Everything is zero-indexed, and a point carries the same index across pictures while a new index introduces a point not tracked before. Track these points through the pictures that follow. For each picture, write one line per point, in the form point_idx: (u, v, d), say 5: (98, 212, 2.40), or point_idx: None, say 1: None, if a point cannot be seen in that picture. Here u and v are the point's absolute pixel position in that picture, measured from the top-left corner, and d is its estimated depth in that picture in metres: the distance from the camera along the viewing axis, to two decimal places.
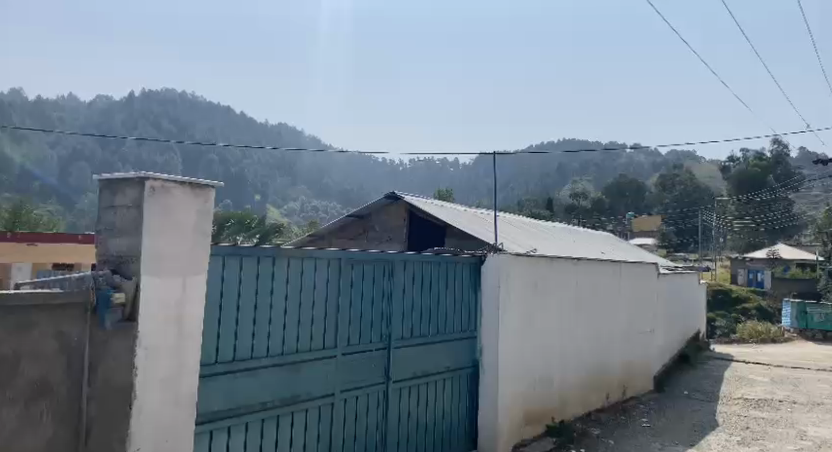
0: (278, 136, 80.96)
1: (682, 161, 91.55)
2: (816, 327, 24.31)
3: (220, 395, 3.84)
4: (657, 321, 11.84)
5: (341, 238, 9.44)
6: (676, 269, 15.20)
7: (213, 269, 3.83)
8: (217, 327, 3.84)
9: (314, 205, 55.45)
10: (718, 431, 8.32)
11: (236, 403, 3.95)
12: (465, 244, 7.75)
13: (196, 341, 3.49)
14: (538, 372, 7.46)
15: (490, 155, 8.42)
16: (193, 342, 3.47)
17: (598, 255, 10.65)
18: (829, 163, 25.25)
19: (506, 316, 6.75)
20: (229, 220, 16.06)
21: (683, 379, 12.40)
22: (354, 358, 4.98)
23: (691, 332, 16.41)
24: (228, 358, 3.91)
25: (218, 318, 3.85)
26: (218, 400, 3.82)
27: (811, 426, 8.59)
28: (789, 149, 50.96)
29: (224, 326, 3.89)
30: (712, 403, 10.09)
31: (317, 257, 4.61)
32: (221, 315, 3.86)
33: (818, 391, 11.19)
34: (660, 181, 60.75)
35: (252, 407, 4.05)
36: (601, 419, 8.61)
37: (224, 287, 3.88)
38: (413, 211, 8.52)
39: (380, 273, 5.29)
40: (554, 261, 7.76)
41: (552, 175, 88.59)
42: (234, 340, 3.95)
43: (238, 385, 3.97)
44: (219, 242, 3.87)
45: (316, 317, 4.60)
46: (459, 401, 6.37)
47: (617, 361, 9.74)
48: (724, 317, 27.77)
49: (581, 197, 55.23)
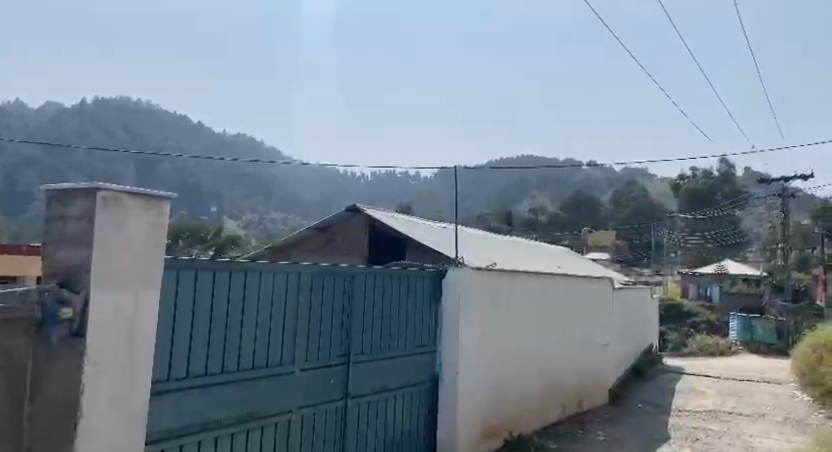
0: (236, 147, 79.64)
1: (636, 178, 94.04)
2: (760, 340, 25.20)
3: (172, 412, 3.69)
4: (612, 334, 12.02)
5: (302, 250, 9.31)
6: (629, 284, 15.52)
7: (166, 283, 3.68)
8: (170, 345, 3.69)
9: (273, 218, 54.71)
10: (670, 442, 8.46)
11: (189, 421, 3.80)
12: (427, 258, 7.71)
13: (148, 358, 3.36)
14: (498, 385, 7.51)
15: (451, 168, 8.40)
16: (145, 359, 3.34)
17: (555, 269, 10.77)
18: (772, 182, 26.25)
19: (466, 329, 6.75)
20: (184, 232, 15.57)
21: (636, 392, 12.59)
22: (312, 374, 4.88)
23: (644, 346, 16.72)
24: (182, 374, 3.77)
25: (172, 334, 3.71)
26: (170, 418, 3.67)
27: (757, 437, 8.79)
28: (736, 168, 52.66)
29: (179, 342, 3.75)
30: (662, 415, 10.27)
31: (277, 270, 4.51)
32: (174, 330, 3.71)
33: (763, 402, 11.53)
34: (615, 198, 62.15)
35: (205, 425, 3.92)
36: (558, 432, 8.66)
37: (177, 303, 3.73)
38: (375, 224, 8.47)
39: (341, 287, 5.20)
40: (513, 274, 7.81)
41: (511, 190, 89.63)
42: (188, 357, 3.80)
43: (191, 402, 3.82)
44: (172, 254, 3.72)
45: (274, 334, 4.49)
46: (418, 416, 6.30)
47: (573, 373, 9.85)
48: (676, 331, 28.45)
49: (539, 212, 56.08)
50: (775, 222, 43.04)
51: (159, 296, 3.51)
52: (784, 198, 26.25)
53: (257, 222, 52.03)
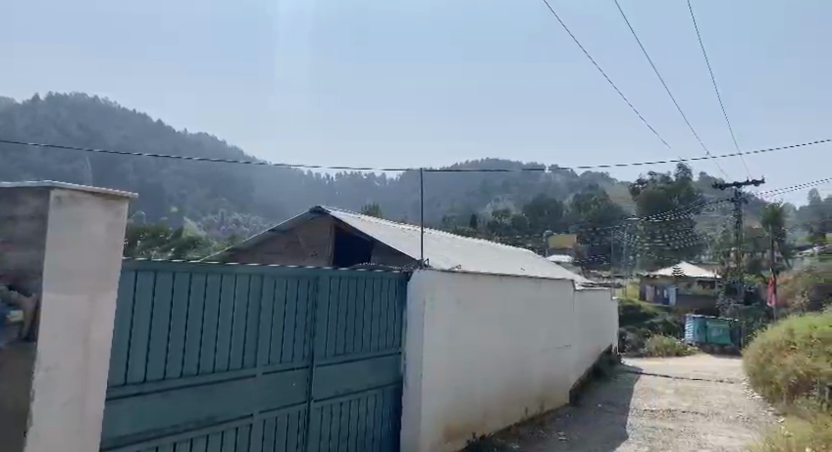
0: (198, 145, 78.05)
1: (596, 182, 95.66)
2: (715, 341, 25.81)
3: (128, 419, 3.56)
4: (573, 335, 12.16)
5: (267, 253, 9.22)
6: (590, 285, 15.76)
7: (124, 283, 3.55)
8: (126, 349, 3.56)
9: (235, 218, 53.87)
10: (629, 441, 8.57)
11: (146, 427, 3.68)
12: (391, 260, 7.68)
13: (103, 360, 3.22)
14: (462, 386, 7.51)
15: (417, 170, 8.37)
16: (99, 362, 3.21)
17: (519, 271, 10.85)
18: (727, 186, 26.98)
19: (431, 330, 6.74)
20: (143, 232, 15.16)
21: (596, 392, 12.80)
22: (275, 377, 4.78)
23: (603, 347, 17.01)
24: (138, 378, 3.64)
25: (128, 338, 3.57)
26: (125, 424, 3.54)
27: (711, 434, 9.01)
28: (692, 174, 53.86)
29: (136, 347, 3.62)
30: (622, 415, 10.44)
31: (239, 271, 4.41)
32: (131, 333, 3.59)
33: (717, 401, 11.78)
34: (576, 202, 63.14)
35: (163, 431, 3.79)
36: (520, 433, 8.70)
37: (135, 303, 3.61)
38: (340, 226, 8.39)
39: (305, 288, 5.11)
40: (478, 276, 7.84)
41: (475, 193, 90.21)
42: (145, 361, 3.68)
43: (148, 407, 3.69)
44: (131, 255, 3.59)
45: (236, 337, 4.39)
46: (381, 418, 6.24)
47: (536, 374, 9.92)
48: (634, 332, 29.04)
49: (503, 215, 56.51)
50: (728, 226, 44.29)
51: (116, 296, 3.39)
52: (736, 203, 27.00)
53: (219, 222, 51.04)
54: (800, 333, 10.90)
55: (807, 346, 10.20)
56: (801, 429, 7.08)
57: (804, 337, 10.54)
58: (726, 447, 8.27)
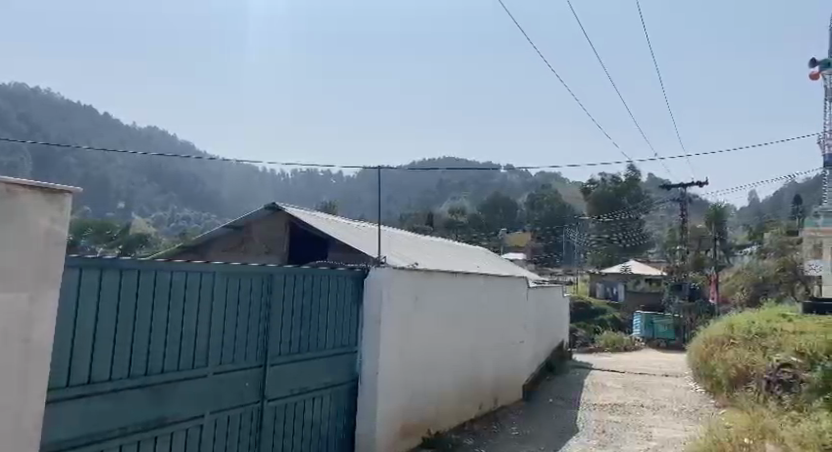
0: (147, 140, 75.36)
1: (550, 182, 97.35)
2: (661, 336, 26.67)
3: (72, 420, 3.44)
4: (526, 333, 12.31)
5: (220, 251, 9.05)
6: (542, 282, 15.99)
7: (68, 281, 3.41)
8: (69, 349, 3.42)
9: (186, 215, 52.24)
10: (579, 436, 8.71)
11: (90, 429, 3.55)
12: (347, 257, 7.61)
13: (44, 359, 3.08)
14: (417, 383, 7.50)
15: (374, 167, 8.31)
16: (40, 361, 3.06)
17: (474, 269, 10.93)
18: (675, 187, 27.75)
19: (387, 328, 6.70)
20: (87, 228, 14.57)
21: (547, 387, 13.01)
22: (226, 377, 4.67)
23: (556, 343, 17.27)
24: (82, 379, 3.50)
25: (72, 339, 3.44)
26: (68, 426, 3.41)
27: (657, 427, 9.25)
28: (640, 174, 54.94)
29: (80, 346, 3.48)
30: (572, 409, 10.63)
31: (191, 269, 4.28)
32: (75, 334, 3.45)
33: (662, 394, 12.11)
34: (531, 201, 63.91)
35: (108, 433, 3.66)
36: (474, 430, 8.75)
37: (79, 302, 3.47)
38: (294, 223, 8.27)
39: (259, 286, 5.01)
40: (434, 274, 7.83)
41: (432, 192, 90.32)
42: (90, 361, 3.53)
43: (92, 409, 3.57)
44: (75, 252, 3.46)
45: (187, 336, 4.27)
46: (336, 417, 6.17)
47: (490, 370, 9.99)
48: (585, 328, 29.67)
49: (459, 213, 56.80)
50: (675, 225, 45.55)
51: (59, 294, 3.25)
52: (682, 203, 27.84)
53: (169, 218, 49.52)
54: (741, 328, 11.31)
55: (747, 341, 10.58)
56: (739, 420, 7.35)
57: (744, 332, 10.93)
58: (671, 439, 8.50)
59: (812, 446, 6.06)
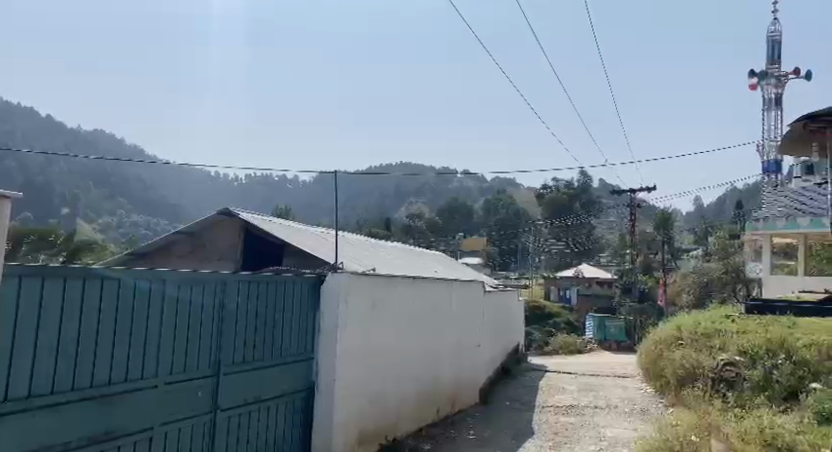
0: (94, 142, 72.83)
1: (505, 188, 98.39)
2: (612, 338, 27.31)
3: (11, 435, 3.34)
4: (482, 336, 12.43)
5: (171, 258, 8.86)
6: (497, 286, 16.16)
7: (6, 291, 3.32)
8: (8, 362, 3.32)
9: (135, 220, 50.62)
10: (535, 438, 8.84)
11: (30, 445, 3.45)
12: (303, 264, 7.57)
13: None
14: (375, 388, 7.52)
15: (330, 172, 8.26)
16: None
17: (430, 274, 10.98)
18: (625, 192, 28.50)
19: (344, 333, 6.69)
20: (29, 236, 14.00)
21: (503, 390, 13.18)
22: (178, 388, 4.58)
23: (511, 346, 17.47)
24: (21, 393, 3.39)
25: (11, 350, 3.32)
26: (6, 440, 3.31)
27: (610, 427, 9.46)
28: (591, 180, 56.03)
29: (19, 360, 3.38)
30: (528, 412, 10.78)
31: (140, 276, 4.20)
32: (14, 346, 3.35)
33: (614, 395, 12.40)
34: (487, 206, 64.57)
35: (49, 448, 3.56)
36: (431, 434, 8.78)
37: (19, 312, 3.37)
38: (249, 228, 8.17)
39: (212, 295, 4.92)
40: (390, 280, 7.88)
41: (388, 197, 90.28)
42: (29, 375, 3.43)
43: (33, 424, 3.47)
44: (15, 261, 3.36)
45: (135, 350, 4.16)
46: (292, 425, 6.13)
47: (447, 375, 10.06)
48: (539, 331, 30.19)
49: (416, 218, 56.84)
50: (625, 229, 46.68)
51: None
52: (631, 208, 28.57)
53: (117, 224, 47.86)
54: (688, 328, 11.67)
55: (693, 341, 10.91)
56: (686, 418, 7.60)
57: (691, 333, 11.27)
58: (623, 438, 8.71)
59: (755, 442, 6.33)
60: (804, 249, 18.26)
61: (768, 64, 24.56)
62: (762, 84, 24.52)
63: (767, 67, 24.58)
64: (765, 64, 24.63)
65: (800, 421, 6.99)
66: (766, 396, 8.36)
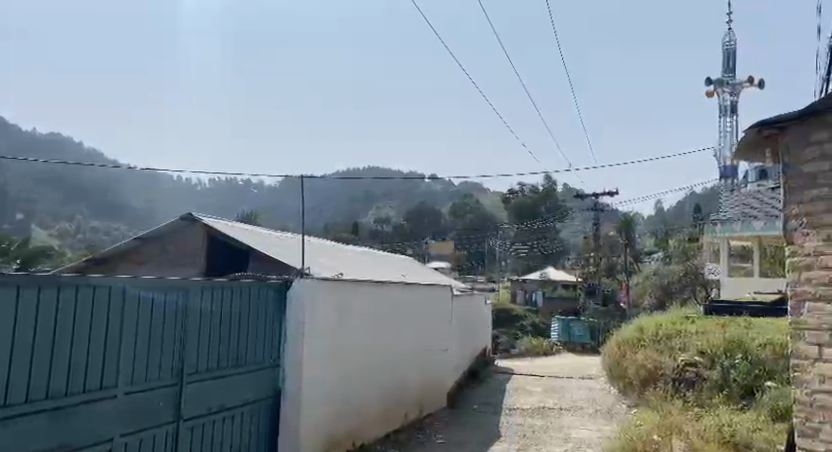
0: (49, 147, 70.63)
1: (471, 192, 98.77)
2: (577, 340, 27.64)
3: None
4: (450, 340, 12.47)
5: (133, 264, 8.68)
6: (464, 290, 16.25)
7: None
8: None
9: (93, 226, 49.07)
10: (502, 440, 8.90)
11: None
12: (269, 269, 7.51)
13: None
14: (340, 396, 7.45)
15: (297, 177, 8.21)
16: None
17: (398, 278, 10.98)
18: (589, 196, 28.95)
19: (309, 338, 6.63)
20: None
21: (471, 393, 13.25)
22: (139, 397, 4.48)
23: (478, 349, 17.57)
24: None
25: None
26: None
27: (575, 428, 9.60)
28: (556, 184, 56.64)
29: None
30: (496, 415, 10.86)
31: (99, 283, 4.11)
32: None
33: (580, 396, 12.58)
34: (455, 210, 64.91)
35: None
36: (399, 439, 8.76)
37: None
38: (213, 234, 8.07)
39: (175, 304, 4.84)
40: (357, 284, 7.85)
41: (356, 201, 90.04)
42: None
43: None
44: None
45: (93, 359, 4.06)
46: (257, 433, 6.05)
47: (415, 379, 10.06)
48: (507, 335, 30.47)
49: (384, 222, 56.83)
50: (589, 233, 47.35)
51: None
52: (595, 212, 29.02)
53: (75, 230, 46.38)
54: (649, 330, 11.90)
55: (655, 342, 11.14)
56: (649, 418, 7.75)
57: (653, 334, 11.49)
58: (587, 439, 8.84)
59: (715, 440, 6.50)
60: (758, 252, 18.88)
61: (723, 72, 25.18)
62: (719, 92, 25.19)
63: (723, 75, 25.17)
64: (721, 72, 25.28)
65: (757, 418, 7.19)
66: (724, 395, 8.59)
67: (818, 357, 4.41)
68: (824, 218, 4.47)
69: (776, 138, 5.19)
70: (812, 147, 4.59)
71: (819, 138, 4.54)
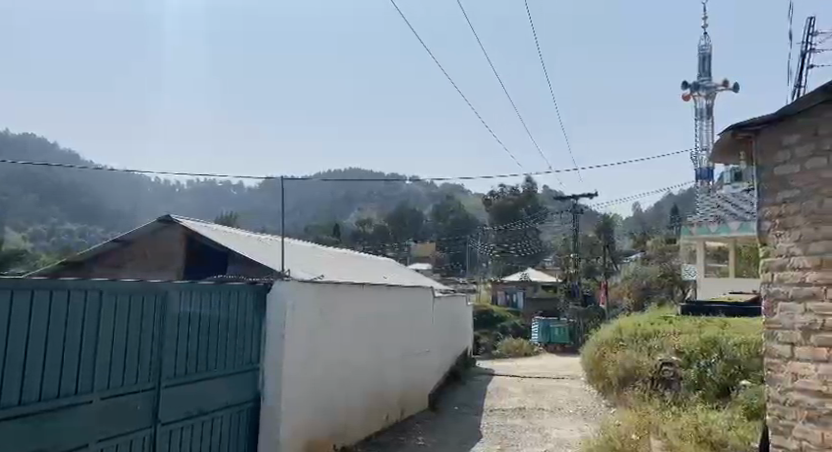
0: (24, 149, 69.44)
1: (452, 193, 98.98)
2: (557, 341, 27.86)
3: None
4: (432, 342, 12.49)
5: (108, 267, 8.56)
6: (446, 291, 16.28)
7: None
8: None
9: (68, 228, 48.15)
10: (482, 441, 8.91)
11: None
12: (247, 271, 7.46)
13: None
14: (322, 401, 7.43)
15: (277, 179, 8.17)
16: None
17: (379, 280, 10.96)
18: (569, 197, 29.20)
19: (290, 343, 6.61)
20: None
21: (453, 395, 13.28)
22: (115, 402, 4.41)
23: (460, 350, 17.62)
24: None
25: None
26: None
27: (554, 428, 9.67)
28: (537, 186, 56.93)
29: None
30: (477, 416, 10.90)
31: (76, 286, 4.06)
32: None
33: (560, 397, 12.67)
34: (437, 212, 65.05)
35: None
36: (380, 442, 8.74)
37: None
38: (191, 237, 7.99)
39: (153, 307, 4.80)
40: (339, 288, 7.85)
41: (337, 203, 89.85)
42: None
43: None
44: None
45: (68, 363, 4.00)
46: (237, 437, 6.01)
47: (396, 382, 10.06)
48: (489, 336, 30.63)
49: (366, 224, 56.82)
50: (569, 235, 47.74)
51: None
52: (575, 213, 29.26)
53: (49, 233, 45.53)
54: (628, 330, 12.04)
55: (634, 342, 11.28)
56: (628, 417, 7.82)
57: (631, 334, 11.62)
58: (566, 439, 8.90)
59: (691, 438, 6.60)
60: (734, 253, 19.20)
61: (699, 76, 25.56)
62: (695, 95, 25.58)
63: (699, 79, 25.55)
64: (697, 76, 25.65)
65: (732, 416, 7.32)
66: (701, 394, 8.72)
67: (790, 355, 4.47)
68: (794, 220, 4.53)
69: (750, 141, 5.28)
70: (784, 151, 4.65)
71: (790, 141, 4.61)
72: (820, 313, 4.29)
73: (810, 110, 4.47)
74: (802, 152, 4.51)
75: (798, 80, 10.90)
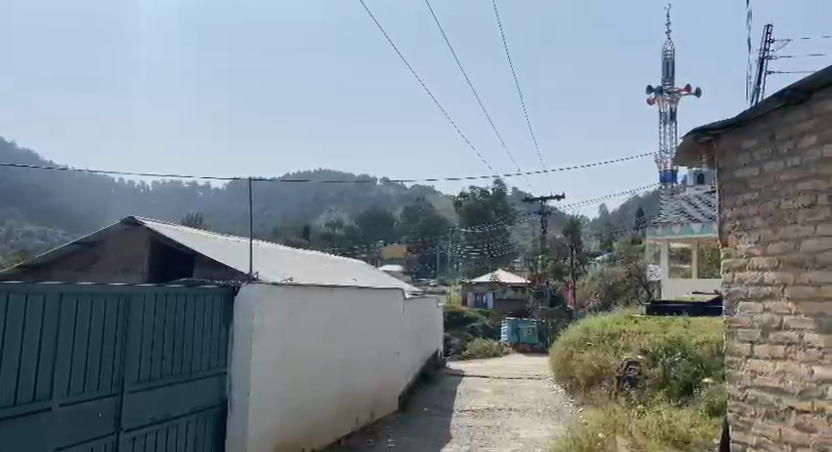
0: None
1: (423, 193, 99.10)
2: (526, 341, 28.07)
3: None
4: (402, 343, 12.48)
5: (70, 270, 8.35)
6: (416, 292, 16.26)
7: None
8: None
9: (28, 230, 46.87)
10: (451, 442, 8.92)
11: None
12: (215, 274, 7.34)
13: None
14: (291, 404, 7.37)
15: (246, 181, 8.07)
16: None
17: (349, 282, 10.93)
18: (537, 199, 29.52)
19: (258, 344, 6.55)
20: None
21: (423, 396, 13.29)
22: (77, 407, 4.31)
23: (430, 352, 17.60)
24: None
25: None
26: None
27: (523, 428, 9.75)
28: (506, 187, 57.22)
29: None
30: (446, 416, 10.94)
31: (34, 290, 3.96)
32: None
33: (529, 397, 12.77)
34: (408, 213, 64.97)
35: None
36: (350, 445, 8.70)
37: None
38: (157, 239, 7.83)
39: (117, 308, 4.70)
40: (308, 289, 7.81)
41: (307, 205, 89.23)
42: None
43: None
44: None
45: (26, 369, 3.89)
46: (203, 442, 5.92)
47: (366, 383, 10.02)
48: (459, 337, 30.77)
49: (336, 226, 56.61)
50: (537, 236, 48.19)
51: None
52: (542, 214, 29.55)
53: (9, 234, 44.26)
54: (596, 330, 12.19)
55: (601, 342, 11.45)
56: (594, 416, 7.91)
57: (598, 334, 11.79)
58: (535, 439, 8.97)
59: (656, 436, 6.72)
60: (697, 254, 19.59)
61: (664, 80, 26.07)
62: (660, 99, 26.08)
63: (663, 83, 26.06)
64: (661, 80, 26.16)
65: (695, 414, 7.45)
66: (665, 393, 8.88)
67: (749, 353, 4.59)
68: (754, 221, 4.65)
69: (711, 145, 5.41)
70: (744, 154, 4.79)
71: (750, 145, 4.74)
72: (777, 311, 4.40)
73: (769, 115, 4.60)
74: (761, 155, 4.63)
75: (757, 85, 11.18)
